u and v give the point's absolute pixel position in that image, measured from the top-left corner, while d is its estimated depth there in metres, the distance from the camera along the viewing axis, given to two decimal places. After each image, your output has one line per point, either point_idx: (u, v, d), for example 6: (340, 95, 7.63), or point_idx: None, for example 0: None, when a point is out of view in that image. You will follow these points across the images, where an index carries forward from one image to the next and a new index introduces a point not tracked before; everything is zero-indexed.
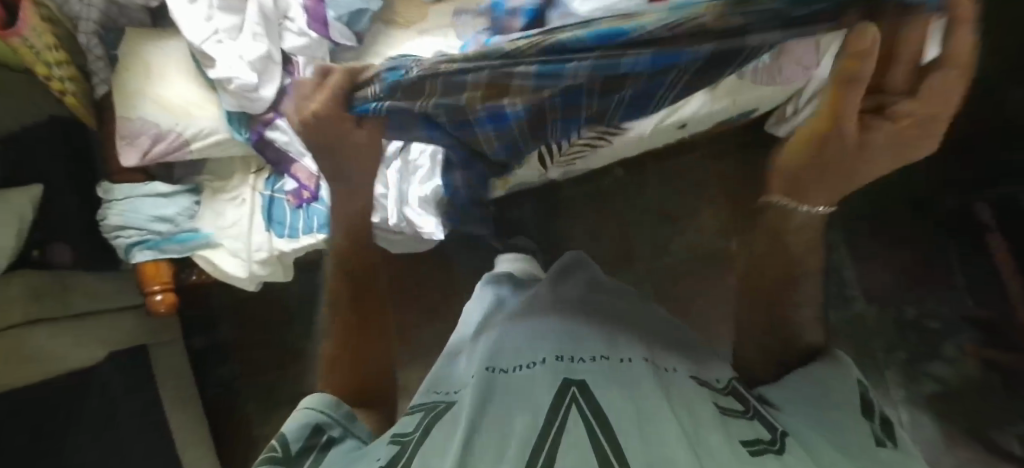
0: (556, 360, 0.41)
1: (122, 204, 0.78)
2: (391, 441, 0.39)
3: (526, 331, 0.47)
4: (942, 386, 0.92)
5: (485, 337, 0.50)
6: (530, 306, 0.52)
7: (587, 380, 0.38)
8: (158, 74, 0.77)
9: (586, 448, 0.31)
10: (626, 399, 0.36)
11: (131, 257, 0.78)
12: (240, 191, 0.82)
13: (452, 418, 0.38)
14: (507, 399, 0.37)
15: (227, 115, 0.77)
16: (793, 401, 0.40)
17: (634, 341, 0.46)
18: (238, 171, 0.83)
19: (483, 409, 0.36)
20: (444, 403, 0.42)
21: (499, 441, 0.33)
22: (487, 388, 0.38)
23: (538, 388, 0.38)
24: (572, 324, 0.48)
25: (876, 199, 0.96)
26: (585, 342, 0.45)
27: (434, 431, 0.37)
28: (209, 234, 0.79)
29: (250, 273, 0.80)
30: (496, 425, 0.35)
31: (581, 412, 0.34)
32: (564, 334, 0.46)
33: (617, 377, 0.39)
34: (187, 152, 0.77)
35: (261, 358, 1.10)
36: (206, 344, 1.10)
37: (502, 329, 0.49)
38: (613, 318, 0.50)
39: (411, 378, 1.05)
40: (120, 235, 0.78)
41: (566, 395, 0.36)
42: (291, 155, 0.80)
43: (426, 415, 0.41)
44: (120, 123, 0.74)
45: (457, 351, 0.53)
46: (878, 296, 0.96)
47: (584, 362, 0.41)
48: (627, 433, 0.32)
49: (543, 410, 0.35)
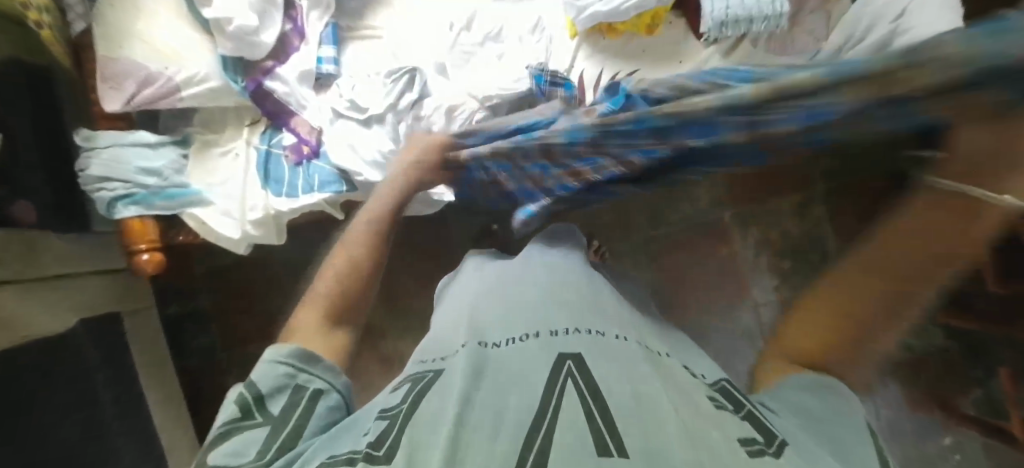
0: (549, 332, 0.39)
1: (103, 154, 0.71)
2: (379, 417, 0.35)
3: (518, 297, 0.45)
4: (914, 356, 0.98)
5: (481, 303, 0.47)
6: (524, 275, 0.49)
7: (583, 351, 0.36)
8: (148, 13, 0.71)
9: (581, 439, 0.29)
10: (624, 381, 0.33)
11: (114, 213, 0.70)
12: (233, 145, 0.77)
13: (437, 394, 0.35)
14: (498, 377, 0.35)
15: (221, 59, 0.72)
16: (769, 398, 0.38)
17: (623, 320, 0.43)
18: (231, 124, 0.78)
19: (477, 391, 0.34)
20: (432, 371, 0.39)
21: (493, 426, 0.31)
22: (477, 363, 0.36)
23: (529, 361, 0.36)
24: (564, 296, 0.44)
25: None
26: (582, 308, 0.42)
27: (425, 403, 0.34)
28: (198, 191, 0.74)
29: (244, 233, 0.75)
30: (484, 407, 0.33)
31: (575, 392, 0.32)
32: (556, 295, 0.44)
33: (609, 356, 0.36)
34: (178, 99, 0.71)
35: (241, 327, 1.04)
36: (183, 314, 1.04)
37: (487, 293, 0.48)
38: (607, 291, 0.48)
39: (404, 345, 1.03)
40: (102, 188, 0.70)
41: (560, 374, 0.34)
42: (291, 108, 0.76)
43: (411, 387, 0.37)
44: (104, 64, 0.68)
45: (447, 309, 0.50)
46: None
47: (579, 331, 0.39)
48: (625, 425, 0.29)
49: (538, 389, 0.33)
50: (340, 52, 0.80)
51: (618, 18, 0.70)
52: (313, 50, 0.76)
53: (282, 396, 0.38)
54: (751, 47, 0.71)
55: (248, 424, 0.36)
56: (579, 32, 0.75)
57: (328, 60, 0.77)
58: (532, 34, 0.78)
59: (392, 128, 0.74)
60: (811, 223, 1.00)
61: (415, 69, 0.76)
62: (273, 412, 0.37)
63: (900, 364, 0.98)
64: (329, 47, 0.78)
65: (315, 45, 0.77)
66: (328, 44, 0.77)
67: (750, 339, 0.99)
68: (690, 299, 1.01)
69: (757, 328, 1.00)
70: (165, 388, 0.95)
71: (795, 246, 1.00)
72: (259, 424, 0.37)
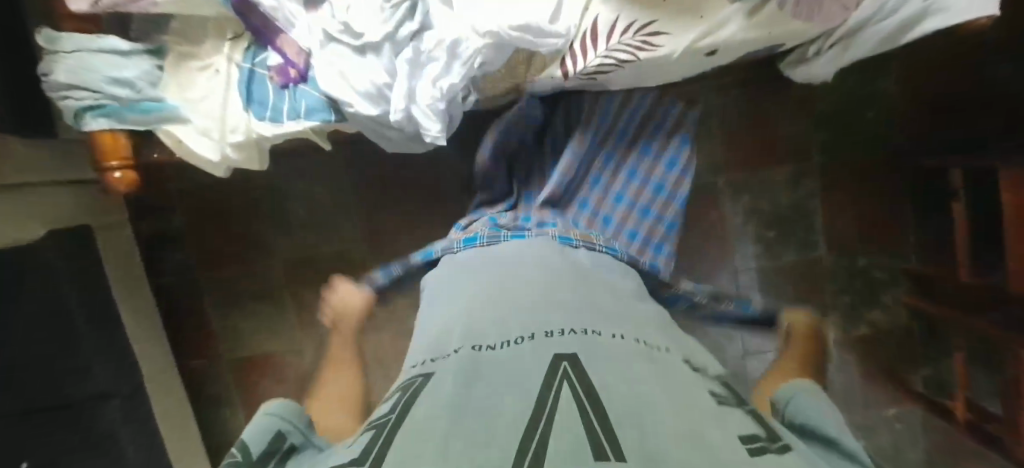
0: (542, 335, 0.41)
1: (69, 59, 0.64)
2: (368, 428, 0.35)
3: (507, 311, 0.47)
4: (873, 330, 1.02)
5: (479, 303, 0.50)
6: (517, 280, 0.53)
7: (578, 354, 0.38)
8: None
9: (576, 428, 0.29)
10: (618, 380, 0.34)
11: (83, 124, 0.67)
12: (214, 60, 0.71)
13: (430, 394, 0.36)
14: (493, 379, 0.36)
15: None
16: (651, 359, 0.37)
17: (620, 321, 0.46)
18: (211, 36, 0.71)
19: (471, 392, 0.34)
20: (424, 377, 0.40)
21: (485, 422, 0.31)
22: (472, 366, 0.38)
23: (527, 362, 0.37)
24: (558, 298, 0.49)
25: (860, 151, 0.98)
26: (573, 316, 0.45)
27: (414, 409, 0.35)
28: (174, 107, 0.69)
29: (224, 157, 0.73)
30: (477, 401, 0.33)
31: (570, 389, 0.33)
32: (547, 308, 0.46)
33: (602, 354, 0.38)
34: (151, 4, 0.63)
35: (220, 250, 1.02)
36: (156, 231, 1.00)
37: (484, 301, 0.50)
38: (596, 296, 0.51)
39: (384, 280, 1.03)
40: (68, 96, 0.65)
41: (555, 373, 0.35)
42: (278, 24, 0.69)
43: (403, 394, 0.39)
44: None
45: (443, 325, 0.52)
46: (839, 243, 1.01)
47: (570, 336, 0.41)
48: (619, 415, 0.30)
49: (535, 388, 0.33)
50: None
51: None
52: None
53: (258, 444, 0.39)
54: (776, 10, 0.67)
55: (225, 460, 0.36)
56: None
57: None
58: None
59: (390, 61, 0.70)
60: (799, 196, 1.00)
61: None
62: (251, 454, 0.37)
63: (858, 337, 1.03)
64: None
65: None
66: None
67: (723, 302, 1.03)
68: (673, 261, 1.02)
69: (732, 293, 1.03)
70: (140, 305, 0.94)
71: (782, 217, 1.01)
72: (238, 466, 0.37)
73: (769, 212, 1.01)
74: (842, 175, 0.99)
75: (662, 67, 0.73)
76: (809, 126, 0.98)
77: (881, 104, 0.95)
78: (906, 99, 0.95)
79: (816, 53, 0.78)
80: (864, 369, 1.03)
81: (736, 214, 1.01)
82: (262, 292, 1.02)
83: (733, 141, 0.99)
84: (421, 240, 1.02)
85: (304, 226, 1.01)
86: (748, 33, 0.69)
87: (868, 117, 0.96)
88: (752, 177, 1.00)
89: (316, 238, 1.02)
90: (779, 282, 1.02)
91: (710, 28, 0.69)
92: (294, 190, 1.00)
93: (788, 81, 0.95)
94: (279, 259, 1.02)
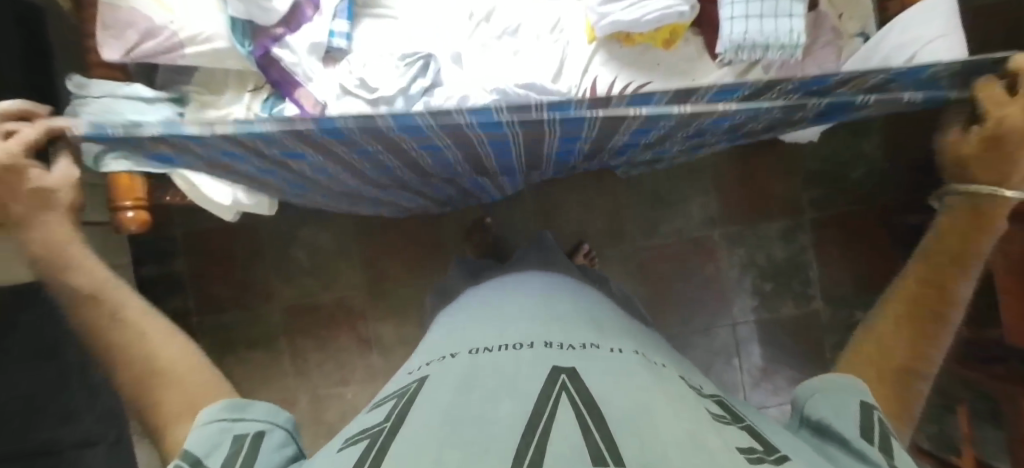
0: (539, 345, 0.42)
1: (95, 104, 0.68)
2: (364, 434, 0.36)
3: (505, 321, 0.48)
4: None
5: (473, 320, 0.51)
6: (513, 299, 0.54)
7: (577, 367, 0.38)
8: None
9: (577, 440, 0.30)
10: (617, 391, 0.35)
11: (102, 164, 0.65)
12: (232, 109, 0.74)
13: (427, 404, 0.36)
14: (488, 384, 0.37)
15: (229, 20, 0.69)
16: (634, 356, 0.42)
17: (620, 338, 0.47)
18: (233, 87, 0.76)
19: (472, 399, 0.35)
20: (419, 385, 0.41)
21: (488, 428, 0.31)
22: (469, 376, 0.38)
23: (526, 370, 0.38)
24: (559, 314, 0.49)
25: (848, 207, 1.01)
26: (572, 331, 0.45)
27: (411, 417, 0.35)
28: None
29: (235, 201, 0.76)
30: (474, 410, 0.34)
31: (569, 396, 0.34)
32: (547, 320, 0.47)
33: (601, 364, 0.39)
34: (180, 56, 0.69)
35: (219, 294, 1.01)
36: (159, 274, 1.00)
37: (480, 318, 0.51)
38: (596, 317, 0.51)
39: (383, 328, 1.02)
40: None
41: (554, 383, 0.36)
42: (297, 78, 0.74)
43: (396, 404, 0.39)
44: (106, 10, 0.66)
45: (443, 333, 0.54)
46: (835, 296, 1.02)
47: (569, 350, 0.41)
48: (617, 422, 0.31)
49: (534, 395, 0.34)
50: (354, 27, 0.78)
51: (637, 29, 0.70)
52: (326, 21, 0.74)
53: (220, 452, 0.35)
54: (762, 74, 0.74)
55: None
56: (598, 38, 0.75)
57: (340, 35, 0.75)
58: (550, 34, 0.77)
59: None
60: (794, 250, 1.02)
61: (430, 55, 0.74)
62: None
63: None
64: (344, 22, 0.75)
65: (330, 17, 0.74)
66: (343, 17, 0.75)
67: (724, 354, 1.02)
68: (672, 312, 1.02)
69: (732, 345, 1.02)
70: None
71: (778, 270, 1.02)
72: None
73: (766, 265, 1.02)
74: (832, 231, 1.02)
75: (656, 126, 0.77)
76: (799, 182, 1.02)
77: (867, 164, 1.00)
78: (892, 159, 0.99)
79: None
80: None
81: (733, 266, 1.02)
82: (259, 338, 1.01)
83: (728, 194, 1.02)
84: (421, 287, 1.02)
85: (306, 271, 1.01)
86: None
87: (855, 175, 1.01)
88: (747, 231, 1.02)
89: (317, 285, 1.02)
90: (778, 335, 1.02)
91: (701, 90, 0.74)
92: (297, 235, 1.01)
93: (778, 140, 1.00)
94: (279, 305, 1.01)
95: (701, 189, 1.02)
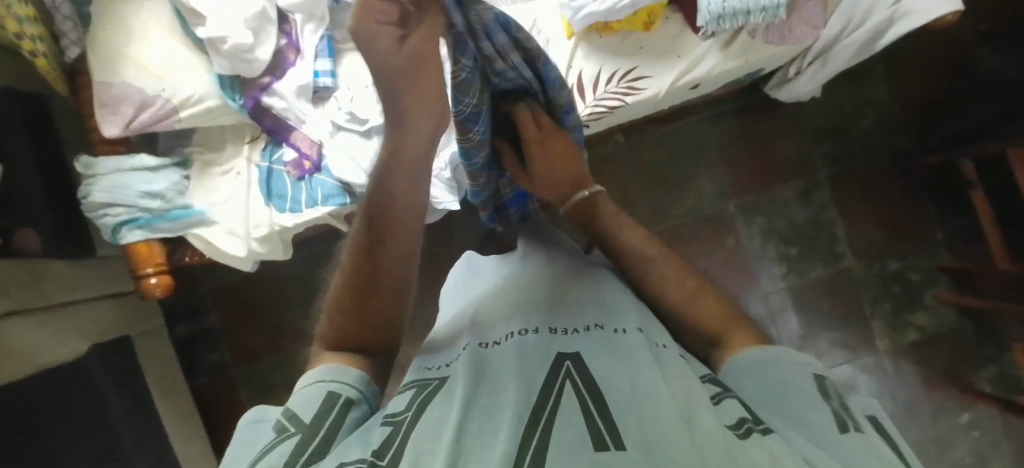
0: (547, 330, 0.42)
1: (106, 180, 0.71)
2: (384, 422, 0.36)
3: (511, 304, 0.48)
4: (924, 335, 0.97)
5: (479, 305, 0.51)
6: (518, 277, 0.53)
7: (581, 353, 0.39)
8: (142, 36, 0.71)
9: (579, 430, 0.30)
10: (621, 375, 0.36)
11: (120, 238, 0.72)
12: (234, 163, 0.77)
13: (445, 397, 0.36)
14: (496, 377, 0.37)
15: (217, 79, 0.71)
16: (766, 401, 0.38)
17: (628, 308, 0.46)
18: (230, 142, 0.78)
19: (477, 392, 0.36)
20: (437, 379, 0.40)
21: (491, 424, 0.33)
22: (477, 368, 0.39)
23: (531, 356, 0.39)
24: (561, 295, 0.48)
25: (862, 157, 0.98)
26: (578, 314, 0.45)
27: (429, 410, 0.36)
28: (202, 211, 0.74)
29: (250, 251, 0.75)
30: (483, 404, 0.35)
31: (572, 387, 0.35)
32: (551, 304, 0.47)
33: (608, 350, 0.39)
34: (175, 121, 0.71)
35: (251, 344, 1.04)
36: (190, 333, 1.03)
37: (489, 299, 0.51)
38: (603, 287, 0.50)
39: (413, 353, 1.02)
40: (105, 214, 0.71)
41: (558, 372, 0.36)
42: (290, 123, 0.75)
43: (416, 394, 0.39)
44: (99, 89, 0.68)
45: (449, 320, 0.54)
46: (863, 248, 0.99)
47: (574, 334, 0.42)
48: (620, 411, 0.32)
49: (537, 383, 0.35)
50: (336, 64, 0.79)
51: (614, 16, 0.70)
52: (308, 64, 0.75)
53: (315, 404, 0.38)
54: (749, 38, 0.72)
55: (283, 437, 0.35)
56: (576, 32, 0.75)
57: (325, 73, 0.76)
58: (529, 36, 0.77)
59: None
60: (814, 210, 0.99)
61: None
62: (306, 419, 0.37)
63: (911, 344, 0.97)
64: (325, 60, 0.77)
65: (311, 59, 0.76)
66: (323, 56, 0.77)
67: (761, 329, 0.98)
68: None
69: (768, 317, 0.99)
70: (177, 407, 0.94)
71: (800, 232, 0.99)
72: (293, 434, 0.35)
73: (787, 230, 1.00)
74: (850, 184, 0.99)
75: (649, 107, 0.77)
76: (808, 141, 0.99)
77: (875, 111, 0.97)
78: (899, 101, 0.97)
79: (797, 72, 0.82)
80: (925, 376, 0.96)
81: (754, 237, 1.00)
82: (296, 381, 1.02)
83: (737, 165, 1.00)
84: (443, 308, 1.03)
85: None
86: (725, 65, 0.73)
87: (866, 122, 0.98)
88: (762, 198, 1.00)
89: None
90: (814, 299, 0.99)
91: (688, 65, 0.73)
92: (315, 275, 1.03)
93: (777, 101, 0.98)
94: (308, 345, 1.03)
95: (707, 163, 1.00)
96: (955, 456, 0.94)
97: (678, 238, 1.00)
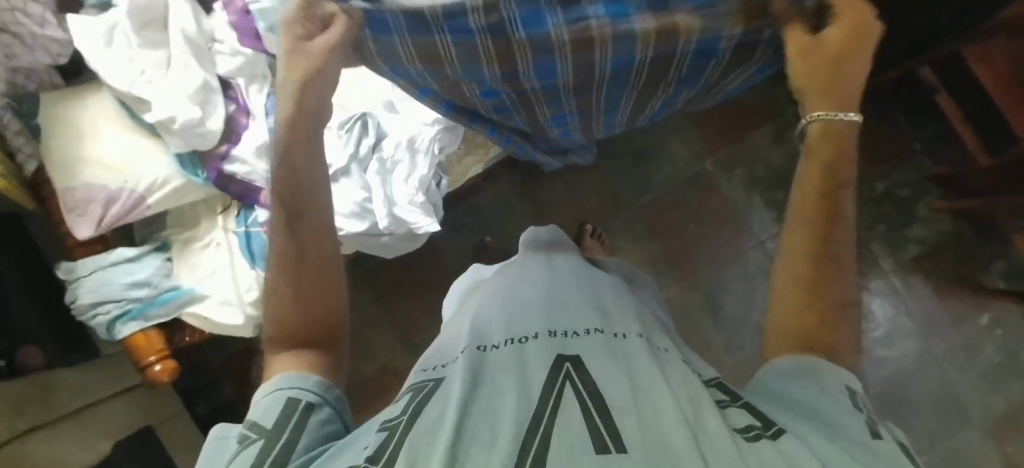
0: (547, 334, 0.42)
1: (89, 281, 0.72)
2: (380, 428, 0.36)
3: (513, 306, 0.48)
4: (925, 246, 0.97)
5: (473, 311, 0.51)
6: (513, 281, 0.53)
7: (580, 355, 0.39)
8: (93, 132, 0.71)
9: (580, 430, 0.30)
10: (620, 379, 0.35)
11: (116, 334, 0.71)
12: (212, 235, 0.77)
13: (443, 398, 0.36)
14: (496, 378, 0.37)
15: (176, 158, 0.72)
16: (783, 408, 0.35)
17: (627, 316, 0.46)
18: (204, 216, 0.78)
19: (475, 394, 0.36)
20: (434, 381, 0.41)
21: (489, 427, 0.32)
22: (474, 367, 0.39)
23: (530, 362, 0.39)
24: (558, 296, 0.49)
25: None
26: (577, 316, 0.45)
27: (425, 412, 0.35)
28: (190, 289, 0.74)
29: (247, 317, 0.75)
30: (482, 406, 0.35)
31: (573, 389, 0.35)
32: (551, 309, 0.47)
33: (609, 354, 0.39)
34: (145, 207, 0.72)
35: None
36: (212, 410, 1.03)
37: (484, 303, 0.51)
38: (597, 293, 0.50)
39: None
40: (97, 313, 0.71)
41: (559, 372, 0.37)
42: (256, 184, 0.75)
43: (414, 397, 0.39)
44: (64, 195, 0.69)
45: (445, 330, 0.53)
46: None
47: (575, 336, 0.42)
48: (623, 416, 0.32)
49: (537, 388, 0.35)
50: None
51: None
52: (262, 123, 0.76)
53: (275, 414, 0.37)
54: None
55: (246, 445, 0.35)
56: None
57: None
58: None
59: (360, 177, 0.76)
60: (789, 150, 1.00)
61: (366, 113, 0.78)
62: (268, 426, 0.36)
63: (915, 257, 0.97)
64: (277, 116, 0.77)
65: (263, 117, 0.76)
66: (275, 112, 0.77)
67: (764, 276, 0.99)
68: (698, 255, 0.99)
69: (768, 264, 0.99)
70: None
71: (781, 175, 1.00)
72: (255, 441, 0.35)
73: (768, 175, 1.00)
74: None
75: None
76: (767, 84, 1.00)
77: None
78: None
79: None
80: (936, 285, 0.96)
81: (737, 189, 1.00)
82: None
83: (704, 124, 1.01)
84: None
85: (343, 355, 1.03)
86: None
87: None
88: (736, 150, 1.01)
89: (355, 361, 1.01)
90: None
91: None
92: None
93: None
94: None
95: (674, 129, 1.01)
96: (984, 356, 0.94)
97: (663, 207, 1.01)
